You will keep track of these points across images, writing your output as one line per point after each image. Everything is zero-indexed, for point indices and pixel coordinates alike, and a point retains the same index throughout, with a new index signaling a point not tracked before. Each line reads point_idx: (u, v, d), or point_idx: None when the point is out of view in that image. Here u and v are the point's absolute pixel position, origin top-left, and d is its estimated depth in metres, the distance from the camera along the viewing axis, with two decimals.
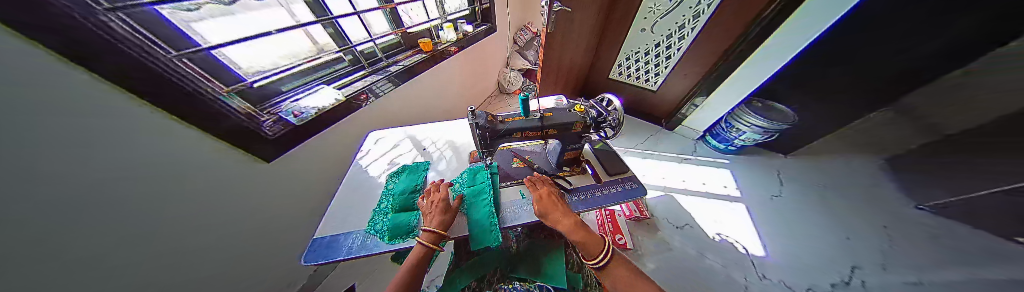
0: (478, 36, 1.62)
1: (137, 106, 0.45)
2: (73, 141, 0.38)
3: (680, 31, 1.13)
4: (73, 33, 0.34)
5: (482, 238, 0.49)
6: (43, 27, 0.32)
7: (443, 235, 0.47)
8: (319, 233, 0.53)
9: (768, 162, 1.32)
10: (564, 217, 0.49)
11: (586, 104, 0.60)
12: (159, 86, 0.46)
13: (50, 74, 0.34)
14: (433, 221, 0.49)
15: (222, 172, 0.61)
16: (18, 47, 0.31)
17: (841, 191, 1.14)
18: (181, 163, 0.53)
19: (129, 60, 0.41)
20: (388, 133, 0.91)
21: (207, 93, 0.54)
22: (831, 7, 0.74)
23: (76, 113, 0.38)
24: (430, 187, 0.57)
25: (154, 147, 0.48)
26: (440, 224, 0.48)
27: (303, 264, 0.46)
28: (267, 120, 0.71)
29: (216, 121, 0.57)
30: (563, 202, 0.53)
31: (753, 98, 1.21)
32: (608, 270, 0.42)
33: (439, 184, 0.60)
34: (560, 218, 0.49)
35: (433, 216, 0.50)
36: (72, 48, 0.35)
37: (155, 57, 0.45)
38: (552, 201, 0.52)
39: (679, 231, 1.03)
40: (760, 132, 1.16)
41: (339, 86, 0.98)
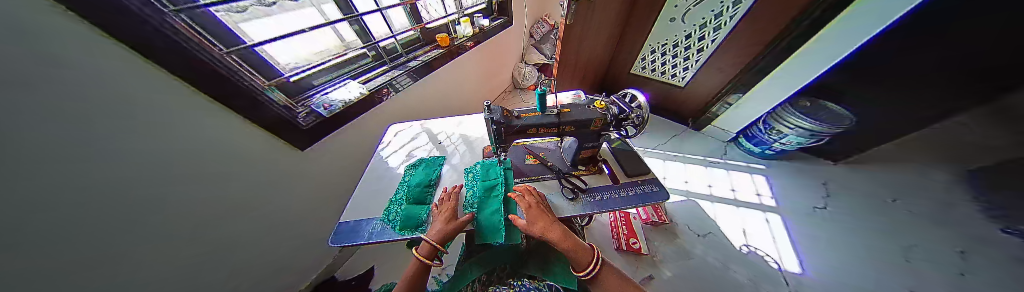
0: (494, 30, 1.61)
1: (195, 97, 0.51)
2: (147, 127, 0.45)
3: (716, 20, 1.02)
4: (144, 32, 0.39)
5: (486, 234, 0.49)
6: (119, 26, 0.36)
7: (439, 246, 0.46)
8: (343, 217, 0.58)
9: (814, 170, 1.17)
10: (552, 227, 0.47)
11: (606, 100, 0.57)
12: (214, 79, 0.52)
13: (129, 67, 0.40)
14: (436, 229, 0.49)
15: (262, 159, 0.68)
16: (100, 44, 0.36)
17: (907, 208, 0.98)
18: (230, 149, 0.60)
19: (188, 55, 0.46)
20: (407, 126, 0.94)
21: (253, 87, 0.60)
22: None
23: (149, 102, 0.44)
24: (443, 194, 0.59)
25: (210, 133, 0.55)
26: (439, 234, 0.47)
27: (331, 245, 0.50)
28: (301, 112, 0.76)
29: (260, 111, 0.63)
30: (549, 210, 0.51)
31: (800, 98, 1.06)
32: (598, 278, 0.43)
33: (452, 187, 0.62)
34: (548, 230, 0.47)
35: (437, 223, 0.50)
36: (141, 44, 0.40)
37: (211, 54, 0.50)
38: (540, 210, 0.50)
39: (702, 239, 0.97)
40: (807, 135, 1.02)
41: (363, 81, 1.03)
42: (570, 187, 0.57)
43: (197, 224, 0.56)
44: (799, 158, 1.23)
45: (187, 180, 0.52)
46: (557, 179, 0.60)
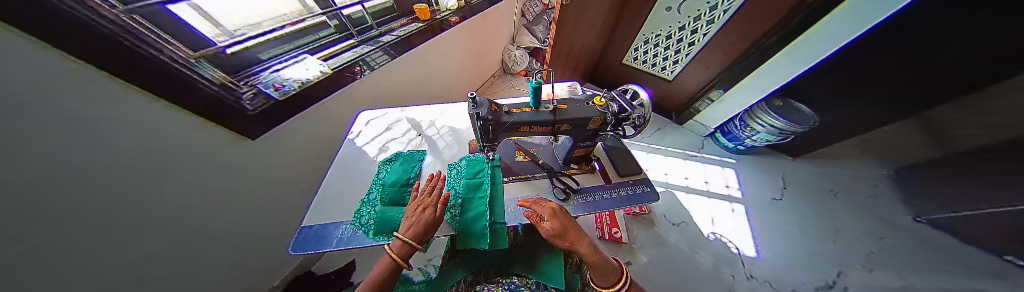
0: (481, 5, 1.47)
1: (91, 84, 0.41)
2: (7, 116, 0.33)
3: (710, 13, 0.98)
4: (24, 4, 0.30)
5: (471, 240, 0.47)
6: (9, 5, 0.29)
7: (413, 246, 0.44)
8: (306, 221, 0.51)
9: (775, 164, 1.29)
10: (581, 245, 0.47)
11: (607, 96, 0.54)
12: (106, 52, 0.41)
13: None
14: (405, 225, 0.46)
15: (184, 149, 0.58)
16: None
17: (840, 196, 1.13)
18: (132, 138, 0.48)
19: (59, 21, 0.34)
20: (381, 113, 0.85)
21: (182, 64, 0.54)
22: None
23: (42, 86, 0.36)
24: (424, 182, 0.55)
25: (105, 122, 0.44)
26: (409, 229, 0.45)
27: (290, 253, 0.44)
28: (246, 93, 0.70)
29: (186, 97, 0.54)
30: (580, 227, 0.49)
31: (774, 97, 1.09)
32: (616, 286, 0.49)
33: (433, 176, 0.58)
34: (579, 246, 0.47)
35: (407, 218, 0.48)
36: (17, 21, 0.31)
37: (89, 15, 0.38)
38: (561, 222, 0.46)
39: (676, 228, 1.04)
40: (776, 133, 1.08)
41: (324, 56, 0.92)
42: (562, 188, 0.56)
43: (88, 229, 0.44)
44: (765, 153, 1.33)
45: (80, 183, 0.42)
46: (548, 178, 0.59)
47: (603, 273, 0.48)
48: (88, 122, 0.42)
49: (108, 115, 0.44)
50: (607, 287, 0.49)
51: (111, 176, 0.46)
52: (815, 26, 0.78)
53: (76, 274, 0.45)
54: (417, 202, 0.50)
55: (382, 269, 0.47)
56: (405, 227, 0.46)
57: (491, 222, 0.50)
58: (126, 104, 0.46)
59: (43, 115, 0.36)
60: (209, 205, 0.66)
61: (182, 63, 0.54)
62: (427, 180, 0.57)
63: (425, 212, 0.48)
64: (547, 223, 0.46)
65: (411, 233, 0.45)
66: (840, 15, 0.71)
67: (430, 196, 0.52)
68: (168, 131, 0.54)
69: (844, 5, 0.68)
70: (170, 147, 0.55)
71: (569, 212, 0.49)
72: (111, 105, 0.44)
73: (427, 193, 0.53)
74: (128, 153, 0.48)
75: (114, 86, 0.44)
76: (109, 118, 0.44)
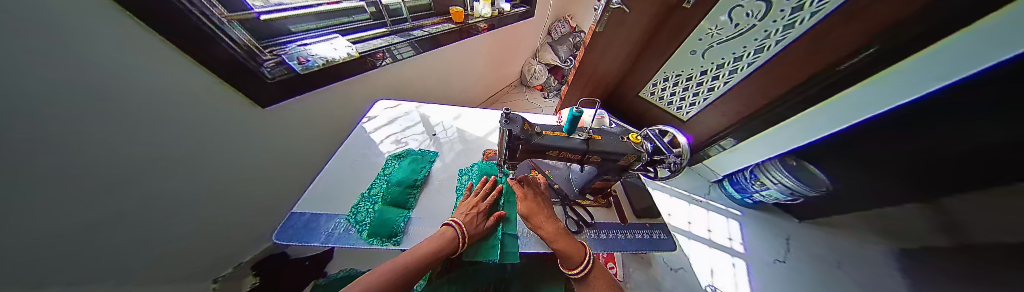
0: (513, 17, 1.53)
1: (143, 32, 0.44)
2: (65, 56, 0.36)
3: (735, 63, 0.96)
4: None
5: (483, 250, 0.48)
6: None
7: (457, 248, 0.43)
8: (297, 208, 0.49)
9: (780, 223, 1.25)
10: (547, 223, 0.47)
11: (642, 134, 0.54)
12: (169, 14, 0.45)
13: None
14: (466, 219, 0.47)
15: (208, 110, 0.60)
16: None
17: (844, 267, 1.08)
18: (168, 97, 0.52)
19: None
20: (397, 104, 0.84)
21: (215, 22, 0.53)
22: (910, 83, 0.64)
23: (93, 34, 0.39)
24: (480, 185, 0.56)
25: (149, 76, 0.48)
26: (469, 228, 0.46)
27: (275, 242, 0.42)
28: (270, 61, 0.70)
29: (218, 56, 0.56)
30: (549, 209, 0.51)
31: (788, 156, 1.05)
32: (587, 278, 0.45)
33: (489, 180, 0.58)
34: (542, 226, 0.47)
35: (466, 216, 0.48)
36: None
37: None
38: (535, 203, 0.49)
39: (674, 273, 0.99)
40: (785, 192, 1.05)
41: (354, 40, 0.95)
42: (574, 219, 0.54)
43: (76, 165, 0.42)
44: (772, 210, 1.30)
45: (86, 119, 0.41)
46: (562, 206, 0.57)
47: (565, 253, 0.44)
48: (123, 72, 0.44)
49: (154, 69, 0.48)
50: (572, 270, 0.45)
51: (115, 120, 0.45)
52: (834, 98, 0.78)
53: (69, 214, 0.43)
54: (472, 203, 0.51)
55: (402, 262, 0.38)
56: (463, 223, 0.46)
57: (503, 233, 0.51)
58: (171, 63, 0.50)
59: (71, 57, 0.37)
60: (205, 164, 0.64)
61: (217, 24, 0.54)
62: (483, 184, 0.57)
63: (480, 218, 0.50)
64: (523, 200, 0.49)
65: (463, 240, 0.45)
66: (864, 88, 0.71)
67: (482, 204, 0.52)
68: (196, 92, 0.57)
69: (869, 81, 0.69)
70: (186, 103, 0.55)
71: (540, 192, 0.53)
72: (155, 64, 0.48)
73: (479, 194, 0.53)
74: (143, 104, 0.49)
75: (163, 47, 0.48)
76: (147, 72, 0.47)
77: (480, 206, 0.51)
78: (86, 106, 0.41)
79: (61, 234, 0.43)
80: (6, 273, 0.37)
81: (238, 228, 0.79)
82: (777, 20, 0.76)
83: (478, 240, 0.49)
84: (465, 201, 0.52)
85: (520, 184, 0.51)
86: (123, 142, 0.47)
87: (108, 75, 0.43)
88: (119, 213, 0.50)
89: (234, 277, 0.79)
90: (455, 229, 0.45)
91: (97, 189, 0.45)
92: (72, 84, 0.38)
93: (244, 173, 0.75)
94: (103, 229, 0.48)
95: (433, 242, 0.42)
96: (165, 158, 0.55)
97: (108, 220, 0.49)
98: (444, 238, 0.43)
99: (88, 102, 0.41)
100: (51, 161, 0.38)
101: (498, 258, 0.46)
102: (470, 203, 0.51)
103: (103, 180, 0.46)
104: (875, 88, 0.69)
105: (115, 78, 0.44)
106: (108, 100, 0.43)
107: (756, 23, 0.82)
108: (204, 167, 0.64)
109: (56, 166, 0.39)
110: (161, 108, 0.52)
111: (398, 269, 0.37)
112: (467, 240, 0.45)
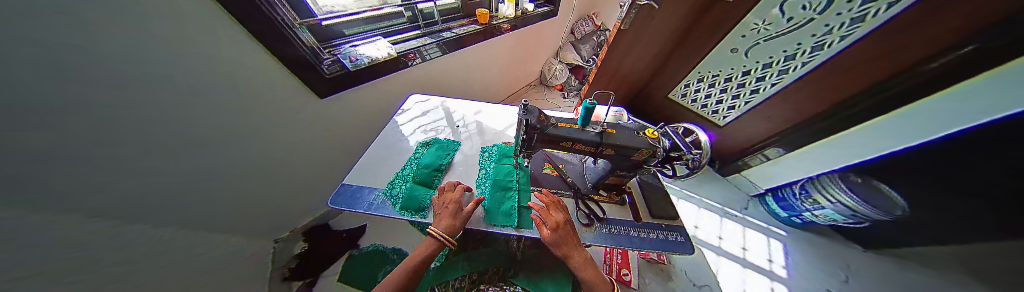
0: (536, 17, 1.56)
1: (229, 23, 0.55)
2: (162, 38, 0.46)
3: (785, 63, 0.84)
4: None
5: (492, 215, 0.52)
6: None
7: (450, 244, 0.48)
8: (347, 179, 0.58)
9: (838, 250, 1.07)
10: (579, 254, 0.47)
11: (659, 130, 0.52)
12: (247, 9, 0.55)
13: None
14: (443, 223, 0.47)
15: (272, 95, 0.73)
16: None
17: None
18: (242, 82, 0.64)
19: None
20: (427, 99, 0.93)
21: (287, 25, 0.65)
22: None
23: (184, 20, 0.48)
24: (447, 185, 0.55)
25: (229, 60, 0.59)
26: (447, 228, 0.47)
27: (330, 205, 0.50)
28: (327, 59, 0.82)
29: (286, 51, 0.68)
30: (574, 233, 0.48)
31: (850, 172, 0.93)
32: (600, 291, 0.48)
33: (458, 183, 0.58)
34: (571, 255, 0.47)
35: (442, 219, 0.48)
36: None
37: None
38: (566, 232, 0.47)
39: (696, 289, 0.92)
40: (846, 214, 0.90)
41: (393, 41, 1.07)
42: (586, 212, 0.55)
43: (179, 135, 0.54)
44: (827, 234, 1.12)
45: (171, 92, 0.51)
46: (574, 199, 0.59)
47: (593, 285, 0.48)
48: (213, 59, 0.56)
49: (235, 55, 0.60)
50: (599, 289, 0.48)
51: (199, 95, 0.56)
52: (925, 100, 0.65)
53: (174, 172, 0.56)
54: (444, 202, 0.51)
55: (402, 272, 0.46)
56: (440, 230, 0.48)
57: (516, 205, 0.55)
58: (252, 53, 0.63)
59: (172, 44, 0.48)
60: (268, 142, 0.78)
61: (290, 26, 0.66)
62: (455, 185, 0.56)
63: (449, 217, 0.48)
64: (550, 229, 0.47)
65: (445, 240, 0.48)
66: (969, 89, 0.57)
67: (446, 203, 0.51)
68: (269, 78, 0.70)
69: (967, 84, 0.57)
70: (258, 88, 0.68)
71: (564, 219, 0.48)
72: (240, 53, 0.60)
73: (449, 201, 0.50)
74: (226, 86, 0.61)
75: (247, 40, 0.60)
76: (230, 59, 0.59)
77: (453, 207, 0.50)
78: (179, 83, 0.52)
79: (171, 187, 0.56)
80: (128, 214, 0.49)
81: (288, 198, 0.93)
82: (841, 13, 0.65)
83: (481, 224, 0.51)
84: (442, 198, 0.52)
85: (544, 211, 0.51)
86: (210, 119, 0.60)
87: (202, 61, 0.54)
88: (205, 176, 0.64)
89: (287, 241, 0.97)
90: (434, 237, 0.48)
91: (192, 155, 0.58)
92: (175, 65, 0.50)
93: (297, 154, 0.89)
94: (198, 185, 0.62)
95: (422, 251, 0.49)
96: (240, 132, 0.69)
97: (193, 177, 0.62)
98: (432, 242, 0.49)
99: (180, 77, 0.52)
100: (146, 125, 0.49)
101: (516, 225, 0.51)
102: (446, 211, 0.49)
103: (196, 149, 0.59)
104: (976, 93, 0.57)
105: (207, 63, 0.56)
106: (198, 75, 0.55)
107: (815, 16, 0.71)
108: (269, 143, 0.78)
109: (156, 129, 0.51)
110: (238, 90, 0.64)
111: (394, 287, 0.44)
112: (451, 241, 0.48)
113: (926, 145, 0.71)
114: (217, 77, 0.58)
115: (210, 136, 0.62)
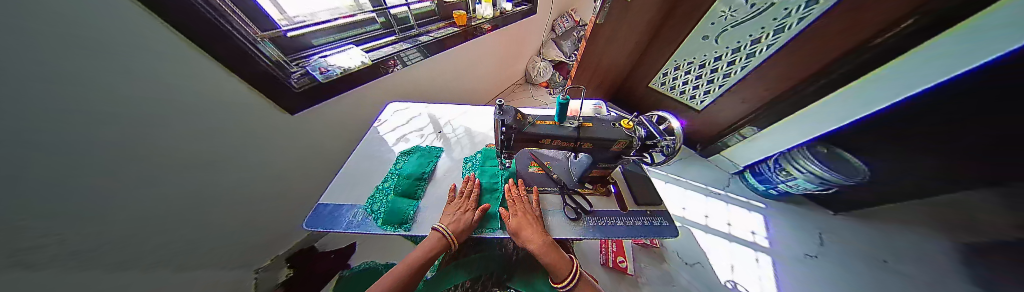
0: (516, 16, 1.56)
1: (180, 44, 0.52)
2: (109, 64, 0.43)
3: (752, 45, 0.89)
4: None
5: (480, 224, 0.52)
6: None
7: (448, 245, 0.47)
8: (323, 199, 0.55)
9: (812, 217, 1.14)
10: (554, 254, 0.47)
11: (634, 120, 0.53)
12: (199, 25, 0.51)
13: (112, 8, 0.41)
14: (451, 222, 0.49)
15: (238, 114, 0.68)
16: None
17: (886, 260, 0.97)
18: (204, 103, 0.60)
19: (186, 3, 0.47)
20: (407, 106, 0.90)
21: (248, 40, 0.62)
22: (963, 50, 0.55)
23: (128, 43, 0.45)
24: (465, 185, 0.58)
25: (188, 82, 0.56)
26: (452, 226, 0.48)
27: (306, 227, 0.48)
28: (296, 72, 0.79)
29: (246, 68, 0.64)
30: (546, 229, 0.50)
31: (816, 142, 0.99)
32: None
33: (472, 181, 0.60)
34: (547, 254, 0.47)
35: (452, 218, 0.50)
36: None
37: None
38: (529, 218, 0.50)
39: (688, 268, 0.96)
40: (816, 182, 0.97)
41: (367, 49, 1.03)
42: (573, 207, 0.56)
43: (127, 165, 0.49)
44: (802, 203, 1.19)
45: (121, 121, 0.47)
46: (560, 194, 0.59)
47: (557, 266, 0.47)
48: (158, 78, 0.51)
49: (190, 75, 0.56)
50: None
51: (153, 121, 0.52)
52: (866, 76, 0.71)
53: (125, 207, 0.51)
54: (460, 204, 0.54)
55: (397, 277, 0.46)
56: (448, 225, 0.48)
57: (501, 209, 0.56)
58: (203, 67, 0.57)
59: (106, 66, 0.43)
60: (240, 165, 0.73)
61: (248, 40, 0.62)
62: (466, 184, 0.59)
63: (465, 213, 0.52)
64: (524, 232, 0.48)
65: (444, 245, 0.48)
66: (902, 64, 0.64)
67: (461, 207, 0.53)
68: (227, 96, 0.64)
69: (909, 54, 0.62)
70: (214, 108, 0.62)
71: (534, 219, 0.50)
72: (187, 68, 0.55)
73: (464, 195, 0.56)
74: (178, 107, 0.56)
75: (196, 54, 0.55)
76: (180, 77, 0.54)
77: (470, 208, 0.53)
78: (127, 109, 0.47)
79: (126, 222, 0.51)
80: (72, 259, 0.44)
81: (266, 222, 0.88)
82: None
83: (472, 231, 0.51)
84: (454, 203, 0.55)
85: (512, 215, 0.51)
86: (164, 145, 0.55)
87: (146, 80, 0.49)
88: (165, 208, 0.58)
89: (271, 268, 0.91)
90: (440, 232, 0.48)
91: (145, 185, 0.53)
92: (110, 85, 0.44)
93: (273, 175, 0.84)
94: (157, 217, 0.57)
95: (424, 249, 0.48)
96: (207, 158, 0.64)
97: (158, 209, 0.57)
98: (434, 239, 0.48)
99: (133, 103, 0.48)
100: (98, 159, 0.45)
101: (497, 227, 0.52)
102: (457, 204, 0.54)
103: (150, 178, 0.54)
104: (920, 62, 0.61)
105: (160, 81, 0.51)
106: (153, 99, 0.51)
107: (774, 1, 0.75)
108: (239, 165, 0.73)
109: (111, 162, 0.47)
110: (199, 111, 0.60)
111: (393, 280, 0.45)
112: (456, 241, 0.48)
113: (880, 114, 0.77)
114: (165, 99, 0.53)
115: (175, 164, 0.58)
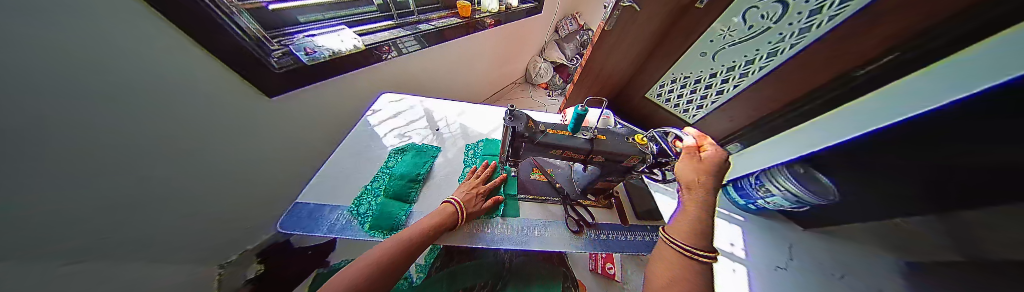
0: (520, 13, 1.53)
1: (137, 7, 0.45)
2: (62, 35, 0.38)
3: (746, 66, 0.92)
4: None
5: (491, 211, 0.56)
6: None
7: (455, 215, 0.48)
8: (302, 197, 0.51)
9: (783, 231, 1.22)
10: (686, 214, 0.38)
11: (648, 135, 0.52)
12: None
13: None
14: (467, 197, 0.53)
15: (195, 91, 0.61)
16: None
17: (842, 274, 1.06)
18: (155, 77, 0.53)
19: None
20: (402, 98, 0.85)
21: (223, 11, 0.56)
22: None
23: (76, 8, 0.38)
24: (478, 167, 0.63)
25: (142, 52, 0.49)
26: (464, 196, 0.52)
27: (281, 230, 0.43)
28: (277, 51, 0.73)
29: (219, 41, 0.59)
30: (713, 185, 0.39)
31: (797, 163, 1.00)
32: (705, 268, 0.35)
33: (486, 164, 0.65)
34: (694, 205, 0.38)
35: (469, 197, 0.53)
36: None
37: None
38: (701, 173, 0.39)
39: None
40: (791, 200, 1.00)
41: (360, 32, 0.97)
42: (575, 218, 0.56)
43: (72, 145, 0.43)
44: (776, 218, 1.27)
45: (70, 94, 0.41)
46: (562, 205, 0.59)
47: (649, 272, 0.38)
48: (111, 52, 0.45)
49: (142, 44, 0.49)
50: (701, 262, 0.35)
51: (103, 96, 0.45)
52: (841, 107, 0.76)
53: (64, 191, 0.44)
54: (473, 185, 0.56)
55: (415, 235, 0.42)
56: (462, 200, 0.51)
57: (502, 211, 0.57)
58: (168, 42, 0.52)
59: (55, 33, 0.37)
60: (204, 149, 0.67)
61: (226, 13, 0.57)
62: (481, 168, 0.63)
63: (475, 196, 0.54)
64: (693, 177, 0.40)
65: (451, 217, 0.48)
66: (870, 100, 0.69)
67: (474, 186, 0.56)
68: (194, 73, 0.59)
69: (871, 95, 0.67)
70: (169, 83, 0.55)
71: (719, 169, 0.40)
72: (145, 42, 0.49)
73: (479, 177, 0.59)
74: (140, 86, 0.51)
75: (163, 26, 0.50)
76: (133, 52, 0.48)
77: (477, 189, 0.56)
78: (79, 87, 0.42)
79: (66, 210, 0.44)
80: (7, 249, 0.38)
81: (230, 214, 0.80)
82: (794, 22, 0.72)
83: (475, 218, 0.53)
84: (466, 182, 0.58)
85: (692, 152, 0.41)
86: (112, 123, 0.47)
87: (85, 49, 0.41)
88: (111, 196, 0.51)
89: (240, 263, 0.79)
90: (454, 206, 0.50)
91: (90, 169, 0.46)
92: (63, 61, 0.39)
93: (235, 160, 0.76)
94: (107, 205, 0.50)
95: (437, 215, 0.47)
96: (170, 141, 0.59)
97: (109, 198, 0.51)
98: (444, 213, 0.48)
99: (82, 72, 0.41)
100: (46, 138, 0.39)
101: (502, 213, 0.56)
102: (470, 183, 0.57)
103: (98, 159, 0.47)
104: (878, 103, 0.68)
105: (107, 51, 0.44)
106: (101, 72, 0.44)
107: (771, 25, 0.78)
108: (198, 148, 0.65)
109: (60, 145, 0.41)
110: (154, 88, 0.53)
111: (402, 240, 0.40)
112: (466, 216, 0.50)
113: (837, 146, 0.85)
114: (120, 76, 0.47)
115: (133, 145, 0.52)
